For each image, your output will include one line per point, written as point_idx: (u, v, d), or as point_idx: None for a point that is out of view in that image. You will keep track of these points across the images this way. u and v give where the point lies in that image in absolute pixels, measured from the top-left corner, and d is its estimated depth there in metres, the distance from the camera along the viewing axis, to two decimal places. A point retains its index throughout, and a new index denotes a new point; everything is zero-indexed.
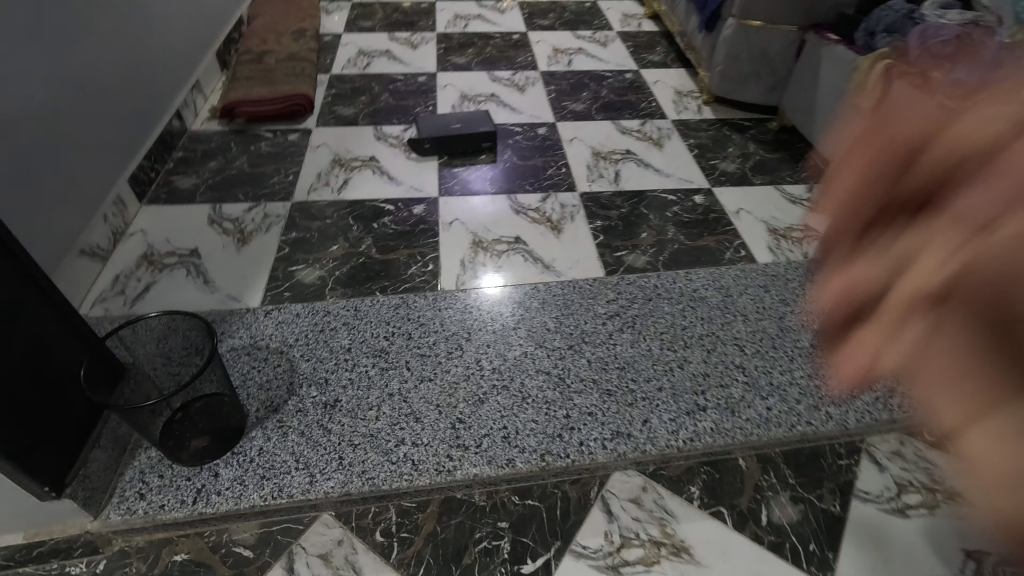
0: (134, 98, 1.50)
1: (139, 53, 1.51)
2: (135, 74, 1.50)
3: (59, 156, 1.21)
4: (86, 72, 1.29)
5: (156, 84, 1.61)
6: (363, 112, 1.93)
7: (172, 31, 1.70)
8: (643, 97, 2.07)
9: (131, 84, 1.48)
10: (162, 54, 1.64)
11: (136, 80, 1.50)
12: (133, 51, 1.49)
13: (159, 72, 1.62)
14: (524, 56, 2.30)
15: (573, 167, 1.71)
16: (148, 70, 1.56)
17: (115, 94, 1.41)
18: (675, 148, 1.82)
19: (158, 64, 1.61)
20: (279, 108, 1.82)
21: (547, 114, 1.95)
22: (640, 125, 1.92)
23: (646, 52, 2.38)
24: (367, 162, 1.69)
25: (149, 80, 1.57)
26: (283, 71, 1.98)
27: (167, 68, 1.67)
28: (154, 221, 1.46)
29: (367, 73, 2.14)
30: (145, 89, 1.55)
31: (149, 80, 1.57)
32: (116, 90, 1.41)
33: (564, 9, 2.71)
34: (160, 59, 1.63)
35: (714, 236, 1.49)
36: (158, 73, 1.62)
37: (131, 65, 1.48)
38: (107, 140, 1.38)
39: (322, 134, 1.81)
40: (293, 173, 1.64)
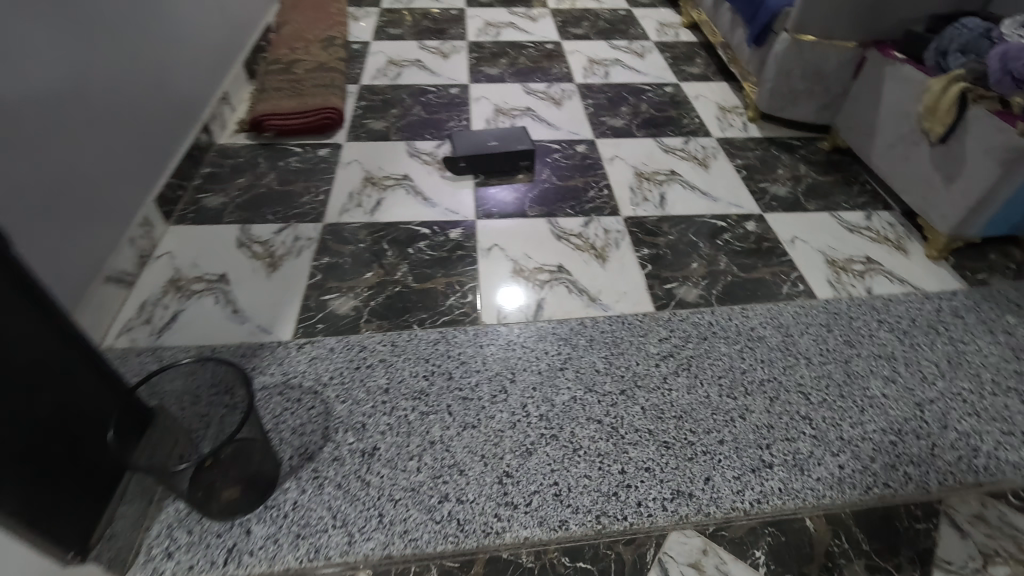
0: (160, 113, 1.43)
1: (164, 66, 1.45)
2: (160, 88, 1.43)
3: (83, 179, 1.15)
4: (109, 88, 1.23)
5: (182, 97, 1.55)
6: (394, 125, 1.86)
7: (197, 41, 1.64)
8: (685, 113, 1.98)
9: (158, 98, 1.42)
10: (188, 66, 1.58)
11: (161, 94, 1.44)
12: (158, 64, 1.43)
13: (185, 84, 1.56)
14: (558, 67, 2.23)
15: (615, 189, 1.63)
16: (173, 82, 1.50)
17: (140, 110, 1.35)
18: (722, 169, 1.73)
19: (183, 76, 1.55)
20: (309, 121, 1.76)
21: (586, 130, 1.87)
22: (683, 143, 1.83)
23: (686, 64, 2.28)
24: (400, 180, 1.63)
25: (175, 93, 1.51)
26: (312, 82, 1.92)
27: (194, 79, 1.61)
28: (182, 243, 1.40)
29: (398, 84, 2.07)
30: (171, 103, 1.49)
31: (175, 93, 1.51)
32: (141, 106, 1.35)
33: (598, 17, 2.63)
34: (186, 71, 1.57)
35: (769, 267, 1.40)
36: (185, 85, 1.56)
37: (156, 79, 1.42)
38: (133, 159, 1.32)
39: (353, 149, 1.75)
40: (324, 192, 1.58)
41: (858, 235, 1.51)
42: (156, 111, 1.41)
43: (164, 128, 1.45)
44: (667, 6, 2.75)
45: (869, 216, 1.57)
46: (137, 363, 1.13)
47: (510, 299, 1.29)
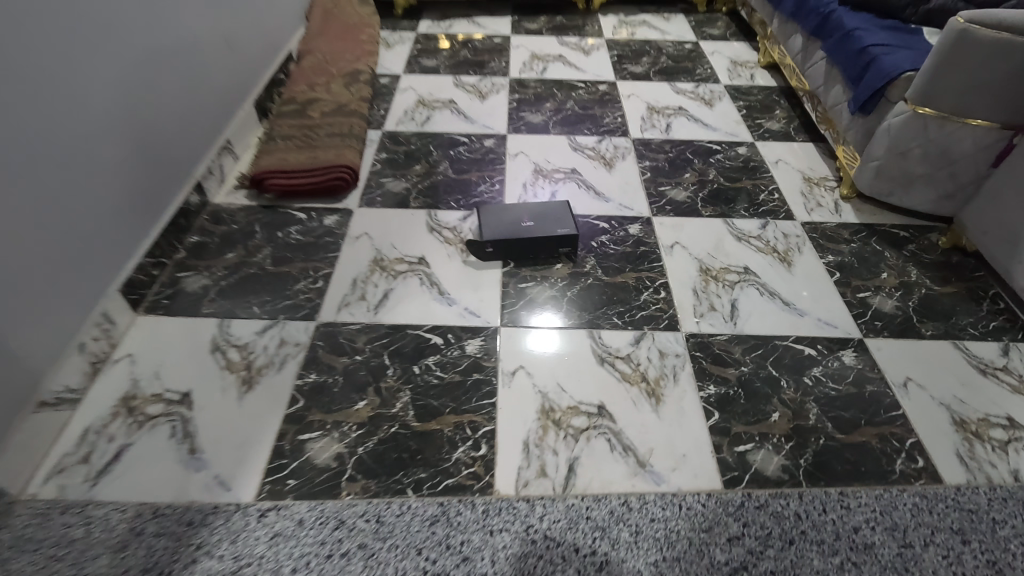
0: (139, 177, 1.23)
1: (148, 121, 1.25)
2: (139, 149, 1.22)
3: (25, 270, 0.95)
4: (65, 160, 1.02)
5: (167, 157, 1.33)
6: (416, 187, 1.60)
7: (197, 86, 1.44)
8: (762, 185, 1.65)
9: (139, 159, 1.22)
10: (177, 119, 1.36)
11: (137, 160, 1.22)
12: (135, 124, 1.21)
13: (177, 138, 1.36)
14: (612, 116, 1.92)
15: (674, 290, 1.33)
16: (156, 142, 1.28)
17: (114, 177, 1.15)
18: (809, 269, 1.40)
19: (175, 128, 1.35)
20: (317, 182, 1.52)
21: (641, 204, 1.56)
22: (761, 229, 1.50)
23: (763, 117, 1.95)
24: (414, 265, 1.36)
25: (161, 151, 1.30)
26: (327, 131, 1.68)
27: (188, 130, 1.41)
28: (149, 342, 1.17)
29: (426, 132, 1.81)
30: (150, 167, 1.27)
31: (156, 154, 1.29)
32: (114, 172, 1.15)
33: (660, 53, 2.31)
34: (175, 124, 1.35)
35: (875, 425, 1.08)
36: (175, 140, 1.36)
37: (136, 138, 1.21)
38: (99, 237, 1.12)
39: (366, 218, 1.50)
40: (323, 276, 1.33)
41: (994, 382, 1.16)
42: (132, 178, 1.21)
43: (141, 196, 1.24)
44: (740, 41, 2.40)
45: (1006, 352, 1.22)
46: (58, 526, 0.90)
47: (548, 333, 1.22)
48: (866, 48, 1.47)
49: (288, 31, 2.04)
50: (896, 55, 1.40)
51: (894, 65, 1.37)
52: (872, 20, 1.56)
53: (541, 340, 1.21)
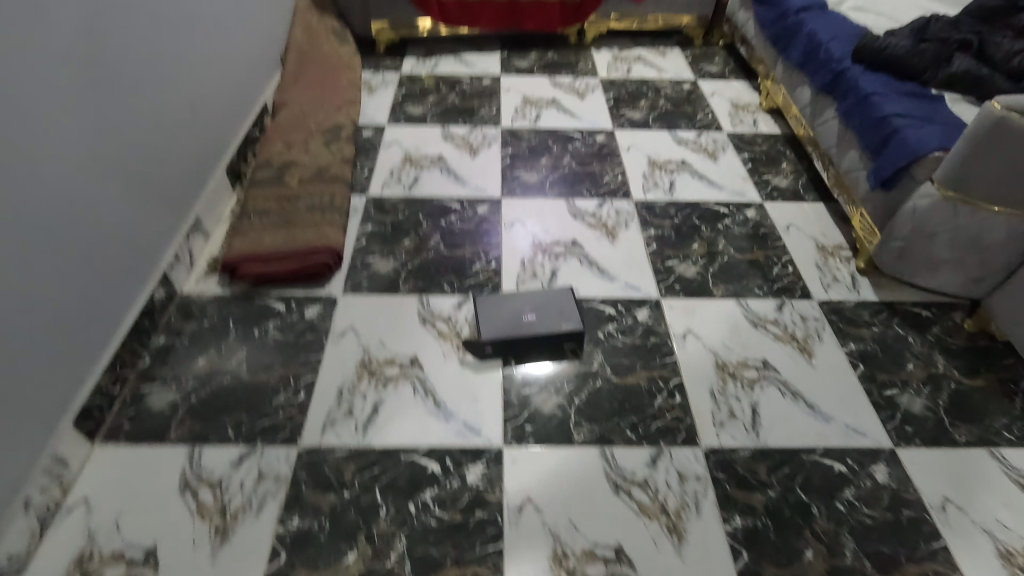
0: (97, 274, 1.11)
1: (106, 209, 1.13)
2: (96, 242, 1.11)
3: None
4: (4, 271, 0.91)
5: (128, 248, 1.20)
6: (405, 266, 1.48)
7: (162, 161, 1.32)
8: (775, 256, 1.56)
9: (96, 254, 1.11)
10: (137, 205, 1.23)
11: (94, 254, 1.10)
12: (90, 215, 1.09)
13: (140, 222, 1.24)
14: (611, 173, 1.81)
15: (689, 391, 1.23)
16: (115, 233, 1.16)
17: (66, 279, 1.03)
18: (831, 360, 1.30)
19: (138, 212, 1.23)
20: (297, 268, 1.39)
21: (648, 282, 1.46)
22: (777, 311, 1.40)
23: (769, 171, 1.85)
24: (406, 368, 1.24)
25: (122, 241, 1.18)
26: (307, 203, 1.55)
27: (153, 211, 1.29)
28: (108, 480, 1.04)
29: (414, 197, 1.69)
30: (110, 260, 1.15)
31: (117, 245, 1.17)
32: (66, 274, 1.03)
33: (658, 95, 2.20)
34: (134, 212, 1.22)
35: (916, 562, 1.00)
36: (139, 226, 1.24)
37: (92, 230, 1.10)
38: (51, 354, 1.00)
39: (351, 308, 1.37)
40: (306, 386, 1.20)
41: None
42: (87, 276, 1.09)
43: (99, 296, 1.12)
44: (740, 80, 2.31)
45: None
46: None
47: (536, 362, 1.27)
48: (887, 117, 1.37)
49: (261, 80, 1.89)
50: (921, 129, 1.31)
51: (920, 142, 1.28)
52: (889, 83, 1.47)
53: (548, 462, 1.10)
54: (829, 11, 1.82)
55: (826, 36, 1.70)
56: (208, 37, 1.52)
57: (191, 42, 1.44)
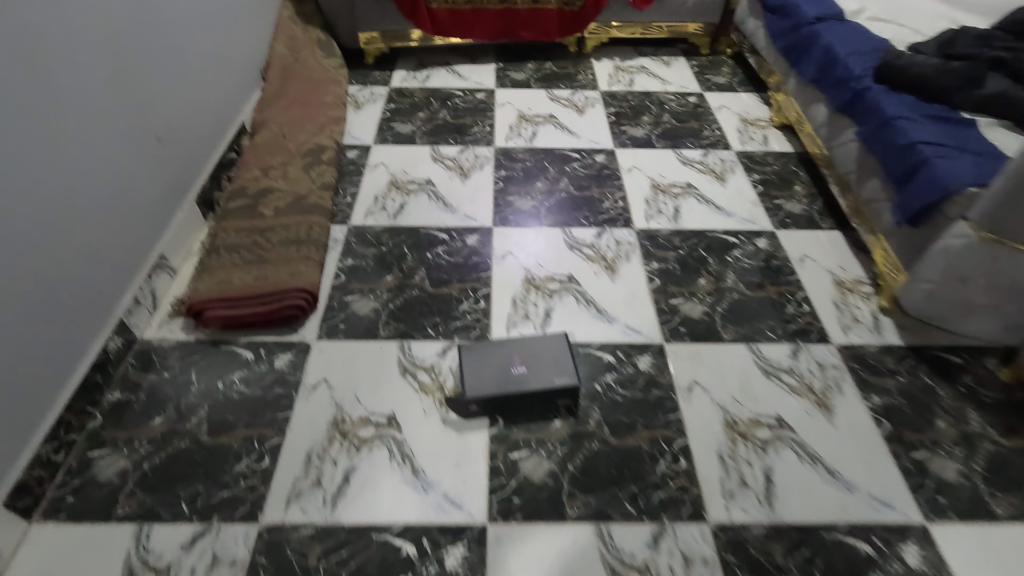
0: (40, 328, 1.01)
1: (51, 255, 1.03)
2: (39, 294, 1.00)
3: None
4: None
5: (79, 295, 1.10)
6: (387, 307, 1.36)
7: (120, 196, 1.21)
8: (789, 293, 1.43)
9: (39, 306, 1.00)
10: (90, 247, 1.13)
11: (37, 306, 1.00)
12: (31, 264, 0.99)
13: (93, 266, 1.14)
14: (611, 198, 1.69)
15: (696, 454, 1.11)
16: (62, 280, 1.06)
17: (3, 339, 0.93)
18: (853, 417, 1.18)
19: (90, 254, 1.13)
20: (266, 311, 1.28)
21: (650, 324, 1.34)
22: (792, 359, 1.28)
23: (782, 194, 1.72)
24: (382, 428, 1.13)
25: (70, 288, 1.08)
26: (281, 236, 1.43)
27: (110, 252, 1.18)
28: (44, 567, 0.93)
29: (399, 226, 1.57)
30: (56, 311, 1.04)
31: (65, 293, 1.06)
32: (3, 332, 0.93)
33: (662, 109, 2.07)
34: (86, 255, 1.11)
35: None
36: (91, 269, 1.13)
37: (35, 281, 0.99)
38: None
39: (325, 356, 1.25)
40: (271, 450, 1.09)
41: None
42: (28, 332, 0.98)
43: (42, 352, 1.02)
44: (749, 92, 2.17)
45: None
46: None
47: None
48: (914, 145, 1.24)
49: (239, 98, 1.77)
50: (952, 160, 1.18)
51: (952, 175, 1.15)
52: (915, 105, 1.34)
53: (537, 544, 0.98)
54: (847, 23, 1.68)
55: (844, 50, 1.57)
56: (172, 57, 1.41)
57: (153, 64, 1.33)
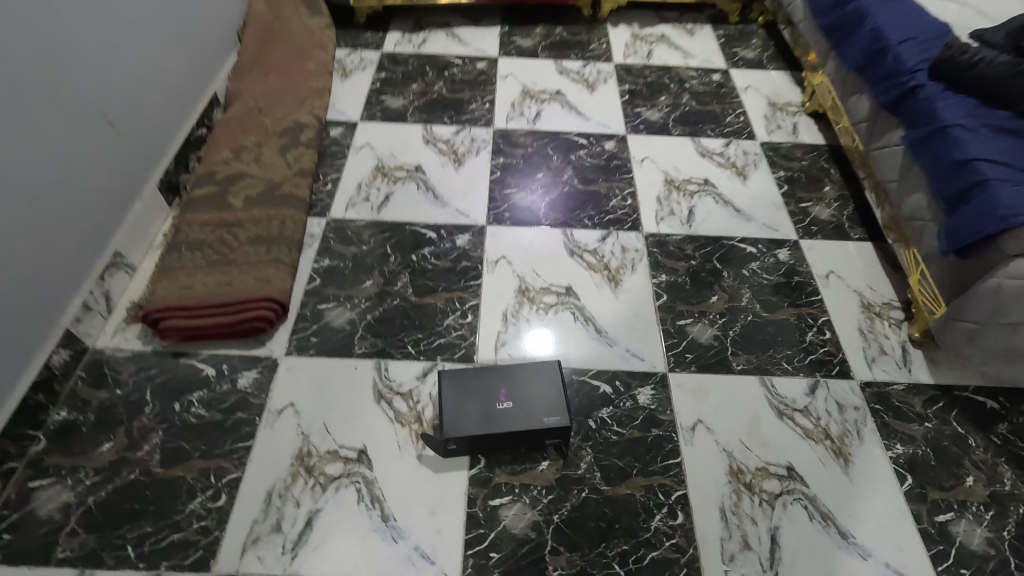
0: None
1: None
2: None
3: None
4: None
5: (13, 310, 0.98)
6: (364, 318, 1.23)
7: (63, 192, 1.07)
8: (809, 316, 1.29)
9: None
10: (25, 254, 0.99)
11: None
12: None
13: (30, 275, 1.01)
14: (619, 195, 1.52)
15: (696, 508, 1.00)
16: None
17: None
18: (872, 469, 1.07)
19: (26, 263, 1.00)
20: (229, 323, 1.15)
21: (653, 350, 1.21)
22: (809, 397, 1.16)
23: (810, 196, 1.55)
24: (352, 464, 1.03)
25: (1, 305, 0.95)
26: (250, 233, 1.29)
27: (51, 257, 1.05)
28: None
29: (383, 222, 1.42)
30: None
31: None
32: None
33: (682, 88, 1.87)
34: (20, 263, 0.98)
35: None
36: (28, 280, 1.00)
37: None
38: None
39: (293, 375, 1.14)
40: (228, 486, 0.99)
41: None
42: None
43: None
44: (780, 71, 1.95)
45: None
46: None
47: (536, 341, 1.21)
48: (972, 163, 1.08)
49: (211, 64, 1.59)
50: (1017, 185, 1.02)
51: (1015, 205, 0.99)
52: (976, 111, 1.16)
53: None
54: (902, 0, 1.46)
55: (897, 35, 1.36)
56: (126, 23, 1.23)
57: (100, 34, 1.15)
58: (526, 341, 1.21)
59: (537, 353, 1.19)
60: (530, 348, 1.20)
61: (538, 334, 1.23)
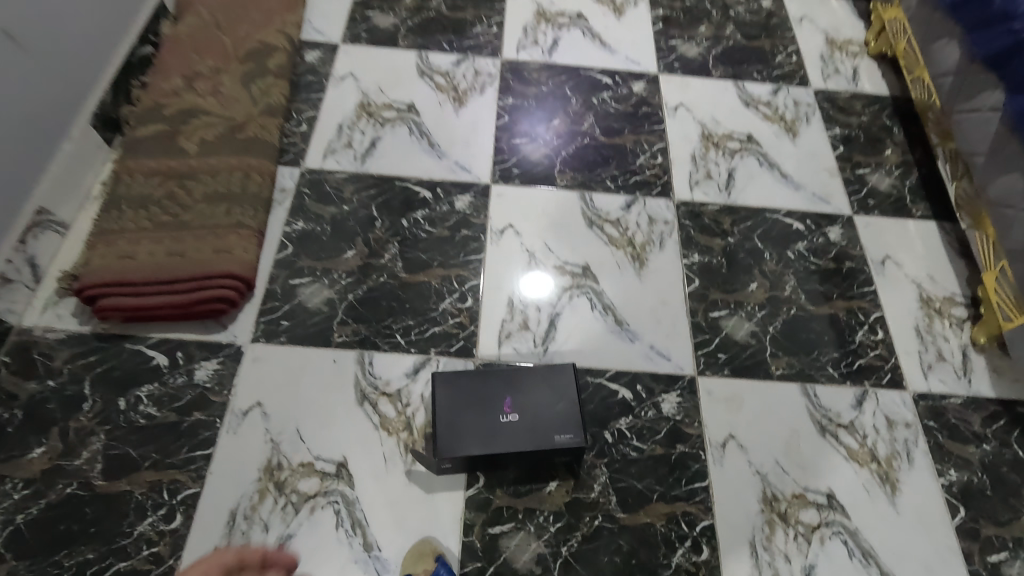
0: None
1: None
2: None
3: None
4: None
5: None
6: (344, 299, 1.05)
7: None
8: (861, 311, 1.12)
9: None
10: None
11: None
12: None
13: None
14: (647, 150, 1.29)
15: (723, 543, 0.89)
16: None
17: None
18: (921, 498, 0.95)
19: None
20: (181, 304, 0.96)
21: (681, 348, 1.04)
22: (856, 410, 1.01)
23: (869, 161, 1.32)
24: (330, 480, 0.89)
25: None
26: (206, 189, 1.07)
27: None
28: None
29: (367, 175, 1.19)
30: None
31: None
32: None
33: (726, 16, 1.57)
34: None
35: None
36: None
37: None
38: None
39: (260, 367, 0.97)
40: (184, 505, 0.85)
41: None
42: None
43: None
44: None
45: None
46: None
47: (531, 282, 1.09)
48: None
49: None
50: None
51: None
52: None
53: None
54: None
55: None
56: None
57: None
58: (521, 279, 1.09)
59: (531, 294, 1.08)
60: (524, 289, 1.08)
61: (534, 274, 1.10)
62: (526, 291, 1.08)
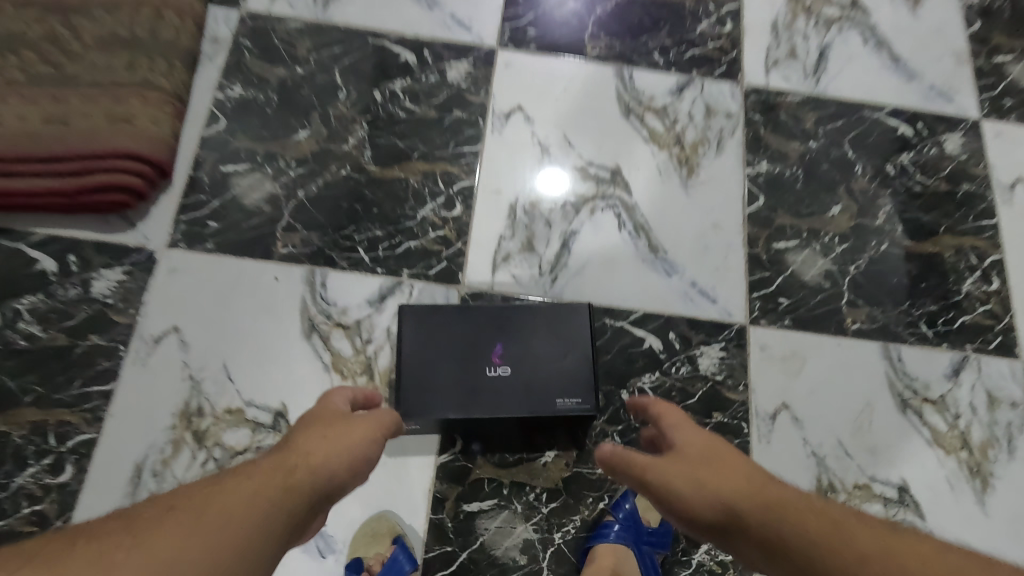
0: None
1: None
2: None
3: None
4: None
5: None
6: (292, 196, 0.79)
7: None
8: (973, 252, 0.85)
9: None
10: None
11: None
12: None
13: None
14: (713, 13, 0.95)
15: None
16: None
17: None
18: (1018, 498, 0.74)
19: None
20: (67, 192, 0.71)
21: (732, 287, 0.80)
22: (950, 382, 0.78)
23: (1012, 44, 0.97)
24: (266, 433, 0.69)
25: None
26: (103, 30, 0.78)
27: None
28: None
29: (328, 27, 0.88)
30: None
31: None
32: None
33: None
34: None
35: None
36: None
37: None
38: None
39: (178, 282, 0.74)
40: (77, 454, 0.67)
41: None
42: None
43: None
44: None
45: None
46: None
47: (549, 180, 0.83)
48: None
49: None
50: None
51: None
52: None
53: None
54: None
55: None
56: None
57: None
58: (539, 172, 0.83)
59: (550, 193, 0.82)
60: (540, 182, 0.82)
61: (554, 171, 0.83)
62: (539, 181, 0.83)
